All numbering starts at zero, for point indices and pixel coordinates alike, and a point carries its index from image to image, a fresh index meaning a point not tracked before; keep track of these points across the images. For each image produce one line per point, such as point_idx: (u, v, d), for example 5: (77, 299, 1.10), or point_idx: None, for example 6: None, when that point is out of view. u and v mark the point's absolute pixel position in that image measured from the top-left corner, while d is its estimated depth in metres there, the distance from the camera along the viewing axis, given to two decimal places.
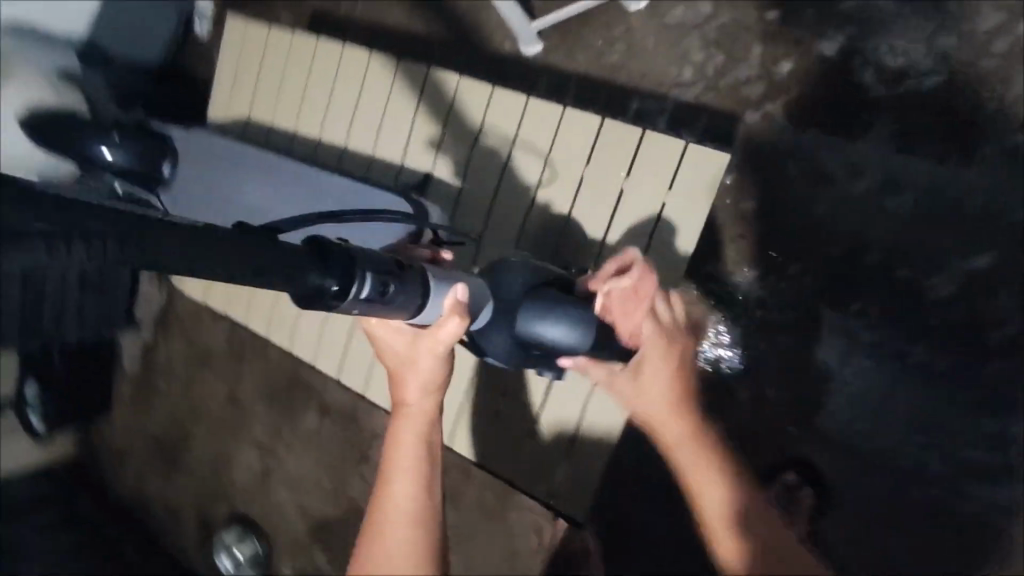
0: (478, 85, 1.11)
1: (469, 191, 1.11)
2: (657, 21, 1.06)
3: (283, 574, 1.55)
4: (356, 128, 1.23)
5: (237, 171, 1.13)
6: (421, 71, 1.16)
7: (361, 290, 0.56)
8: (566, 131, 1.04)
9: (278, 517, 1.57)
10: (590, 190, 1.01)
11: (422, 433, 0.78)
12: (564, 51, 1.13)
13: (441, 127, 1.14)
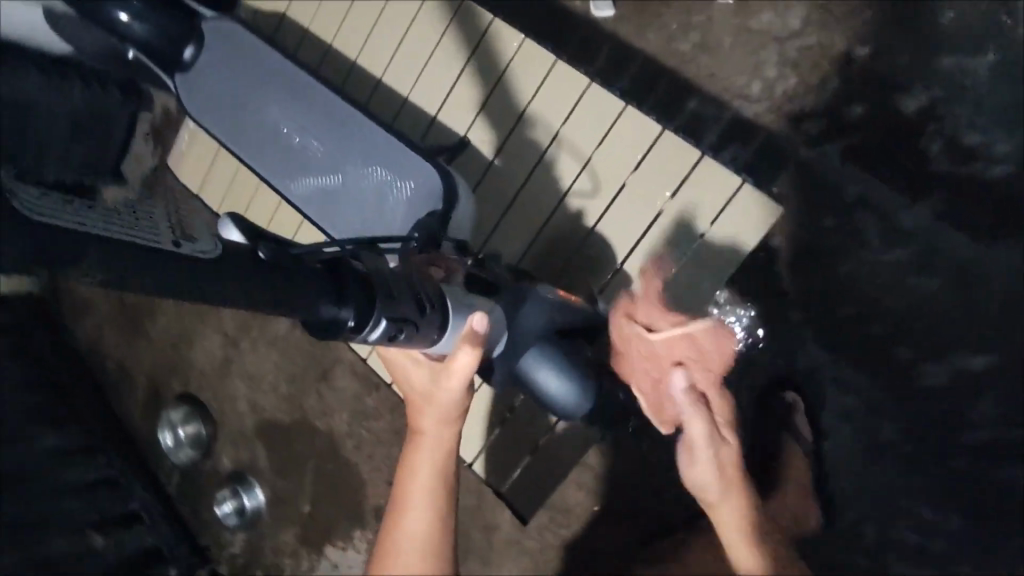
0: (539, 54, 1.02)
1: (503, 166, 1.05)
2: (741, 23, 1.00)
3: (222, 459, 1.58)
4: (402, 64, 1.14)
5: (265, 83, 1.00)
6: (484, 21, 1.07)
7: (371, 331, 0.60)
8: (620, 131, 0.97)
9: (227, 406, 1.57)
10: (632, 202, 0.97)
11: (437, 464, 0.75)
12: (636, 24, 1.05)
13: (489, 90, 1.06)
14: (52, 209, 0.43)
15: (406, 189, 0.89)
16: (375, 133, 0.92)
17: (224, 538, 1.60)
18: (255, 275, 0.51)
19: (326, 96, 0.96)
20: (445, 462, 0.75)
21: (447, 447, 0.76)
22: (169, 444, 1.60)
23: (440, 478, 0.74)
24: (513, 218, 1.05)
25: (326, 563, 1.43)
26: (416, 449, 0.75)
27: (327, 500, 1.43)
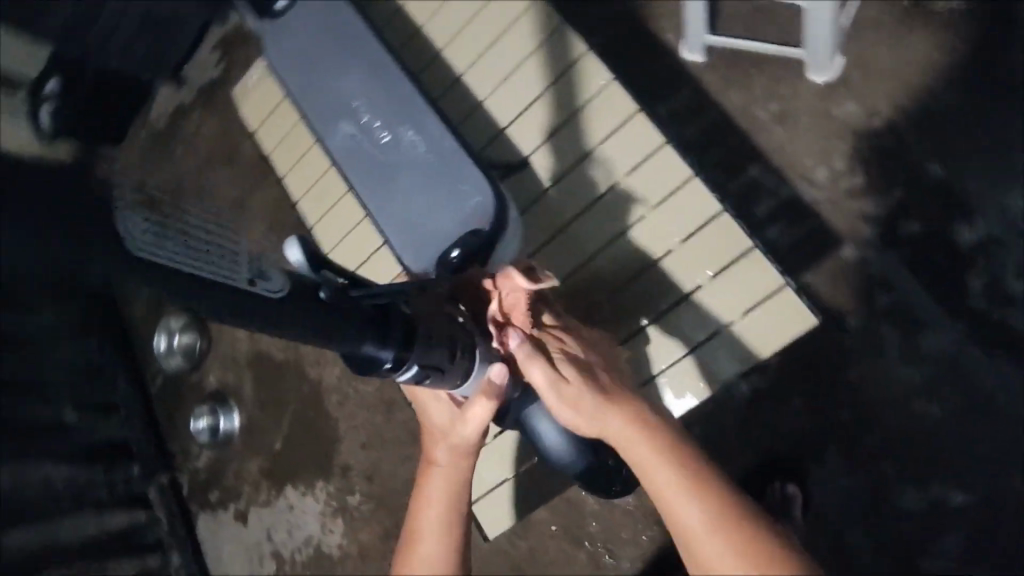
0: (622, 99, 1.00)
1: (557, 197, 1.03)
2: (825, 106, 0.99)
3: (209, 377, 1.62)
4: (482, 62, 1.10)
5: (345, 53, 0.99)
6: (575, 47, 1.04)
7: (404, 373, 0.67)
8: (679, 199, 0.96)
9: (227, 328, 1.60)
10: (674, 272, 0.95)
11: (450, 495, 0.73)
12: (721, 78, 1.04)
13: (563, 119, 1.03)
14: (152, 240, 0.48)
15: (457, 198, 0.89)
16: (440, 133, 0.91)
17: (194, 451, 1.65)
18: (308, 318, 0.56)
19: (401, 83, 0.95)
20: (458, 495, 0.73)
21: (461, 478, 0.74)
22: (162, 348, 1.62)
23: (452, 509, 0.72)
24: (554, 247, 1.02)
25: (285, 501, 1.49)
26: (430, 481, 0.74)
27: (300, 445, 1.47)
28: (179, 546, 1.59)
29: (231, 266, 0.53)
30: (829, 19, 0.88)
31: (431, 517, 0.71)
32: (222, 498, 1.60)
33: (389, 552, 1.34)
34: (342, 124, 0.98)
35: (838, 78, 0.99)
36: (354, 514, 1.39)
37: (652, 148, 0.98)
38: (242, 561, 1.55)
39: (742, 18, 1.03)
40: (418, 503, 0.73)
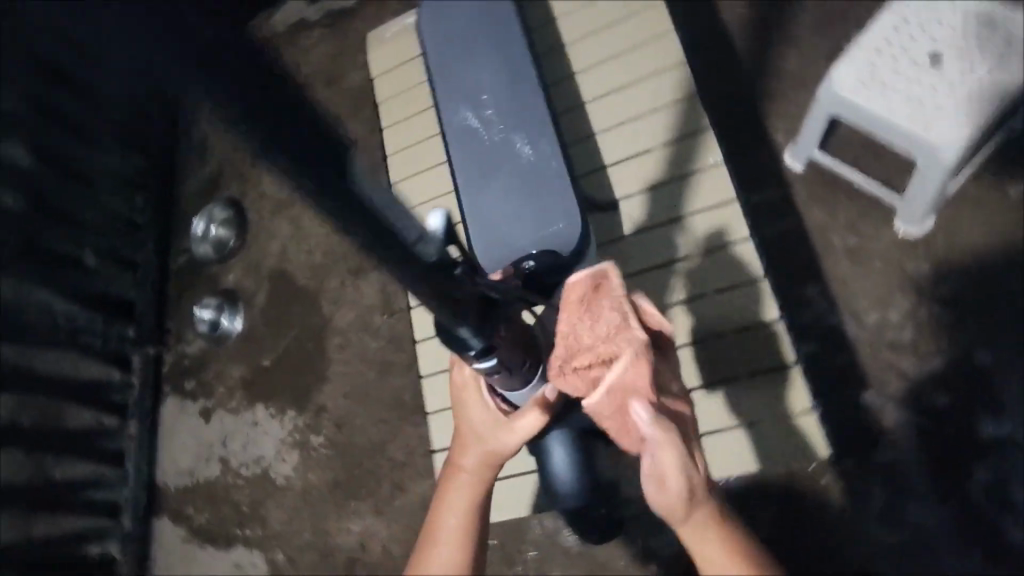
0: (724, 184, 1.03)
1: (633, 247, 1.05)
2: (899, 257, 1.01)
3: (229, 274, 1.65)
4: (607, 98, 1.13)
5: (491, 46, 1.02)
6: (699, 120, 1.07)
7: (481, 361, 0.59)
8: (744, 296, 0.99)
9: (264, 236, 1.63)
10: (712, 359, 0.99)
11: (470, 507, 0.66)
12: (814, 192, 1.05)
13: (666, 179, 1.06)
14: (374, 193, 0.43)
15: (543, 219, 0.90)
16: (550, 152, 0.93)
17: (188, 335, 1.69)
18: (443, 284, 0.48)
19: (533, 94, 0.97)
20: (476, 509, 0.67)
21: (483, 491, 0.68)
22: (198, 232, 1.68)
23: (467, 523, 0.66)
24: None
25: (253, 416, 1.52)
26: (452, 485, 0.68)
27: (287, 370, 1.50)
28: (138, 418, 1.61)
29: (399, 220, 0.45)
30: (933, 189, 0.92)
31: (444, 529, 0.65)
32: (196, 389, 1.63)
33: (328, 502, 1.35)
34: (465, 108, 1.00)
35: (922, 235, 1.00)
36: (311, 453, 1.40)
37: (734, 240, 1.01)
38: (191, 454, 1.59)
39: (854, 145, 1.05)
40: (436, 506, 0.67)
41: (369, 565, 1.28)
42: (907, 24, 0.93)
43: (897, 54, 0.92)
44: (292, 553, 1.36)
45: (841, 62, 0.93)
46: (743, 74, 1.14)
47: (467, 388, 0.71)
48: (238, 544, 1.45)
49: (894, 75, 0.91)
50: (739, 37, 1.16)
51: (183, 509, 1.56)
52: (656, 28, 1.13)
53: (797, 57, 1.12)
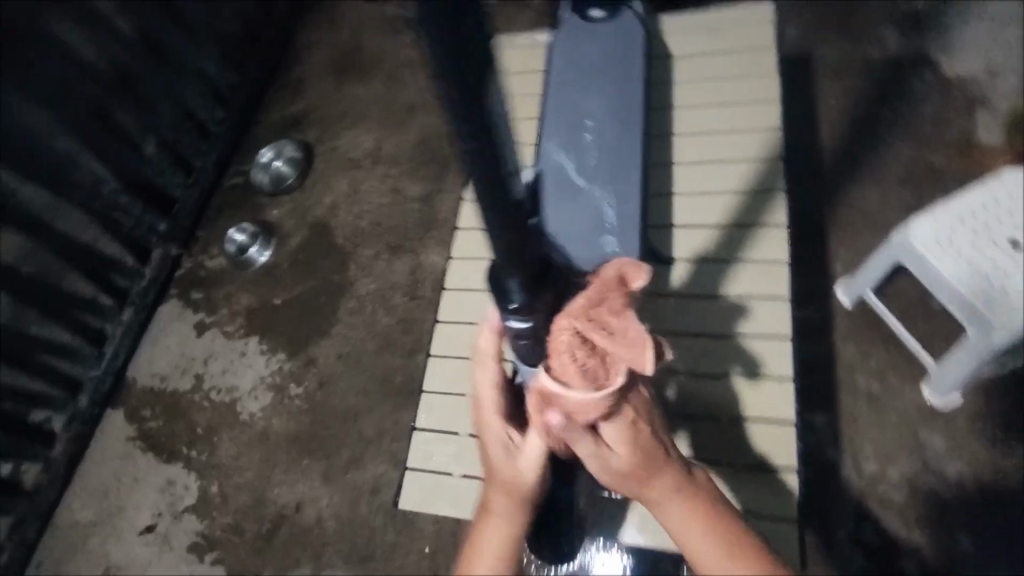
0: (779, 281, 1.05)
1: (671, 307, 1.07)
2: (918, 420, 0.99)
3: (277, 208, 1.68)
4: (693, 167, 1.16)
5: (609, 85, 1.07)
6: (770, 216, 1.10)
7: (515, 320, 0.58)
8: (767, 387, 0.99)
9: (321, 185, 1.67)
10: (713, 436, 0.99)
11: (503, 540, 0.67)
12: (854, 329, 1.06)
13: (720, 257, 1.09)
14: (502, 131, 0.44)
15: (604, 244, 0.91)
16: (632, 193, 0.97)
17: (214, 249, 1.71)
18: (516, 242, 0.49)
19: (634, 139, 1.01)
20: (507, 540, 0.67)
21: (515, 518, 0.67)
22: (262, 160, 1.73)
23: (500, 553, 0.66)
24: None
25: (243, 346, 1.51)
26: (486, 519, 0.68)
27: (293, 314, 1.51)
28: (134, 309, 1.62)
29: (507, 151, 0.46)
30: (969, 366, 0.90)
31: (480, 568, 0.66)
32: (200, 301, 1.64)
33: (282, 453, 1.34)
34: (568, 131, 1.03)
35: (948, 407, 0.99)
36: (286, 400, 1.39)
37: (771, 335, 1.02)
38: (171, 360, 1.58)
39: (906, 299, 1.05)
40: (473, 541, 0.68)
41: (297, 528, 1.25)
42: (997, 200, 0.89)
43: (981, 227, 0.87)
44: (230, 489, 1.34)
45: (926, 214, 0.88)
46: (822, 202, 1.17)
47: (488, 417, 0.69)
48: (178, 461, 1.43)
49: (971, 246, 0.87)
50: (829, 168, 1.20)
51: (139, 409, 1.54)
52: (762, 122, 1.17)
53: (877, 204, 1.15)
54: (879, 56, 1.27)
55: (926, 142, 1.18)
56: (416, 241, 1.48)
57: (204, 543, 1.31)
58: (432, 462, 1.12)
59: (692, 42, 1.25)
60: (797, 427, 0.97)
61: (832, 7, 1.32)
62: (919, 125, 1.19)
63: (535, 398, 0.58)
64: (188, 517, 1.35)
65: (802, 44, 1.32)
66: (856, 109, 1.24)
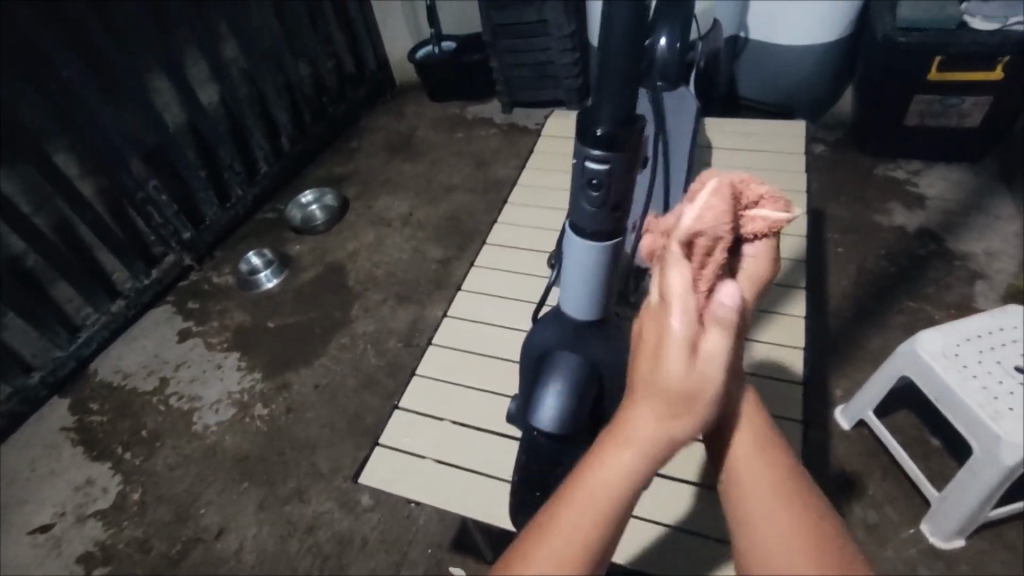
0: (795, 332, 1.04)
1: None
2: (915, 557, 0.91)
3: (300, 243, 1.73)
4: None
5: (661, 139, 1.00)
6: (798, 280, 1.11)
7: (593, 159, 0.47)
8: (771, 427, 0.93)
9: (349, 232, 1.73)
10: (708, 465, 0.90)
11: (630, 475, 0.38)
12: (851, 453, 1.02)
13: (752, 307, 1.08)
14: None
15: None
16: None
17: (225, 268, 1.72)
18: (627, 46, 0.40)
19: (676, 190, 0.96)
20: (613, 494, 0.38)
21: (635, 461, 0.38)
22: (302, 200, 1.82)
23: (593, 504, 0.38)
24: None
25: (221, 360, 1.45)
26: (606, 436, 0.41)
27: (283, 339, 1.46)
28: (126, 303, 1.58)
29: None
30: (977, 496, 0.83)
31: (554, 543, 0.37)
32: (193, 311, 1.60)
33: (222, 473, 1.22)
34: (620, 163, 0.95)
35: (948, 552, 0.91)
36: (246, 419, 1.30)
37: (781, 377, 0.99)
38: (141, 360, 1.50)
39: (906, 433, 1.03)
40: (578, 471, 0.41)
41: (211, 555, 1.11)
42: (1001, 329, 0.90)
43: (989, 347, 0.88)
44: (152, 500, 1.21)
45: (932, 329, 0.91)
46: (826, 331, 1.20)
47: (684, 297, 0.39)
48: (107, 461, 1.30)
49: (979, 363, 0.87)
50: (835, 304, 1.25)
51: (87, 400, 1.44)
52: (793, 207, 1.24)
53: (880, 342, 1.18)
54: (886, 223, 1.39)
55: (926, 300, 1.24)
56: (425, 295, 1.51)
57: (99, 556, 1.15)
58: (407, 440, 0.97)
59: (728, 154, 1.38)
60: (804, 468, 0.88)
61: (843, 182, 1.50)
62: (922, 284, 1.26)
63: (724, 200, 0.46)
64: (93, 523, 1.20)
65: (816, 202, 1.46)
66: (863, 260, 1.32)
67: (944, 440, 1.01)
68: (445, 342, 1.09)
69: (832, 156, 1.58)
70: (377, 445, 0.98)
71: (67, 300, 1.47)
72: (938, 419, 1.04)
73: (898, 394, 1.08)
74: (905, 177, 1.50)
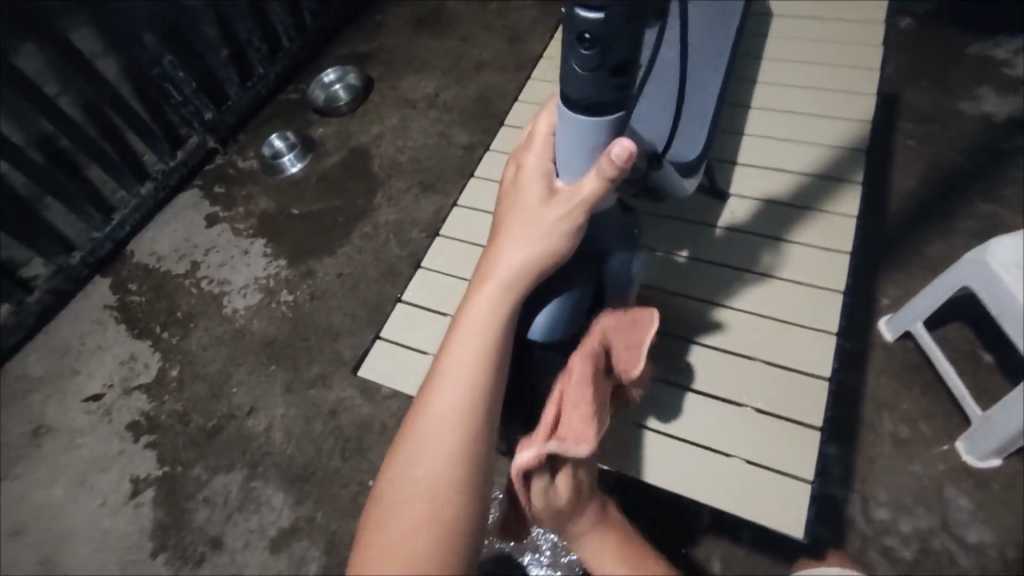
0: (840, 236, 0.93)
1: (716, 241, 0.96)
2: (943, 474, 0.87)
3: (325, 124, 1.65)
4: (772, 114, 1.08)
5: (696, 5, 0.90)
6: (853, 175, 0.99)
7: (586, 6, 0.40)
8: (801, 338, 0.86)
9: (373, 113, 1.64)
10: (720, 383, 0.84)
11: (494, 314, 0.53)
12: (892, 365, 0.96)
13: (787, 203, 0.98)
14: None
15: (693, 144, 0.75)
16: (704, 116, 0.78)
17: (249, 152, 1.66)
18: None
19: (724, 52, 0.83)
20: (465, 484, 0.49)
21: (470, 450, 0.49)
22: (324, 79, 1.72)
23: (442, 498, 0.48)
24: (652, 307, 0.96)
25: (247, 246, 1.45)
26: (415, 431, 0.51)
27: (307, 226, 1.44)
28: (154, 185, 1.56)
29: None
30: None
31: (444, 384, 0.51)
32: (220, 196, 1.58)
33: (251, 354, 1.26)
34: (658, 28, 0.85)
35: (980, 470, 0.87)
36: (272, 305, 1.32)
37: (818, 285, 0.90)
38: (173, 243, 1.52)
39: (957, 347, 0.95)
40: (399, 446, 0.51)
41: (243, 432, 1.17)
42: None
43: None
44: (188, 377, 1.27)
45: (1009, 236, 0.79)
46: (883, 235, 1.09)
47: (490, 271, 0.54)
48: (146, 339, 1.35)
49: None
50: (899, 204, 1.12)
51: (126, 281, 1.47)
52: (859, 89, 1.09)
53: (942, 248, 1.07)
54: (972, 112, 1.21)
55: (1005, 203, 1.10)
56: (449, 184, 1.45)
57: (144, 425, 1.23)
58: (404, 334, 0.96)
59: (789, 28, 1.19)
60: (830, 386, 0.83)
61: (930, 61, 1.29)
62: (1004, 184, 1.12)
63: (605, 168, 0.49)
64: (138, 395, 1.27)
65: (893, 88, 1.27)
66: (939, 154, 1.17)
67: (997, 356, 0.93)
68: (454, 235, 1.04)
69: (922, 29, 1.35)
70: (377, 338, 0.97)
71: (102, 183, 1.50)
72: (996, 333, 0.95)
73: (953, 304, 0.99)
74: (1007, 56, 1.27)
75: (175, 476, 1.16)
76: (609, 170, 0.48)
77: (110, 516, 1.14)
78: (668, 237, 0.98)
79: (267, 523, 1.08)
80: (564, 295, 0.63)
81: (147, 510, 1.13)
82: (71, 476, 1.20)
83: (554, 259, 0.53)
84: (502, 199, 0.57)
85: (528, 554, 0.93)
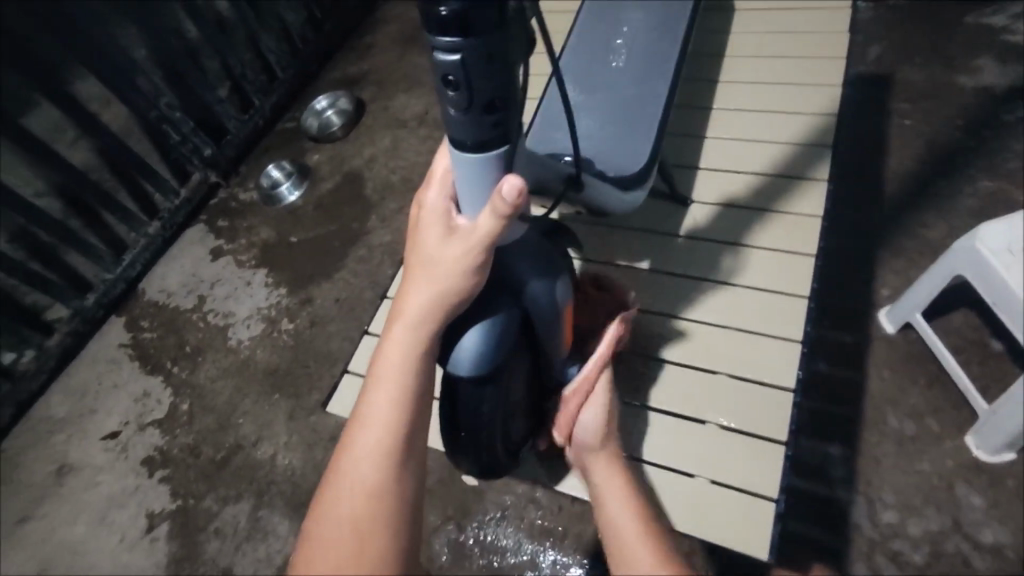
0: (800, 242, 1.01)
1: (682, 251, 1.05)
2: (951, 469, 0.85)
3: (320, 150, 1.68)
4: (736, 124, 1.16)
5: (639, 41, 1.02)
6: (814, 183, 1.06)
7: (444, 47, 0.44)
8: (768, 343, 0.94)
9: (366, 135, 1.66)
10: (694, 395, 0.92)
11: (408, 349, 0.56)
12: (893, 359, 0.94)
13: (747, 206, 1.07)
14: None
15: (635, 157, 0.88)
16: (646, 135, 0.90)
17: (250, 183, 1.69)
18: None
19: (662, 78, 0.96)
20: (387, 521, 0.53)
21: (395, 474, 0.54)
22: (316, 106, 1.75)
23: (371, 521, 0.53)
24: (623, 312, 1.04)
25: (250, 277, 1.48)
26: (340, 470, 0.55)
27: (305, 253, 1.47)
28: (162, 224, 1.59)
29: None
30: None
31: (367, 417, 0.56)
32: (223, 229, 1.61)
33: (256, 384, 1.29)
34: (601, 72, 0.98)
35: (989, 463, 0.84)
36: (274, 333, 1.35)
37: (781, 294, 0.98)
38: (180, 280, 1.55)
39: (962, 335, 0.92)
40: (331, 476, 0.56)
41: (251, 461, 1.19)
42: None
43: None
44: (197, 410, 1.30)
45: (997, 220, 0.77)
46: (880, 222, 1.06)
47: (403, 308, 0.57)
48: (159, 375, 1.39)
49: None
50: (896, 188, 1.08)
51: (138, 318, 1.50)
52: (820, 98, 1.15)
53: (943, 232, 1.03)
54: (969, 83, 1.16)
55: (1010, 178, 1.05)
56: None
57: (158, 460, 1.26)
58: None
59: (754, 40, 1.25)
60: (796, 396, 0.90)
61: (923, 35, 1.24)
62: (1008, 158, 1.07)
63: (496, 208, 0.50)
64: (152, 431, 1.31)
65: (885, 66, 1.23)
66: (936, 132, 1.12)
67: (1005, 342, 0.90)
68: None
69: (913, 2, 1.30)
70: None
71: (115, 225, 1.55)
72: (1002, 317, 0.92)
73: (956, 292, 0.95)
74: (1005, 23, 1.22)
75: (187, 509, 1.19)
76: (500, 210, 0.50)
77: (129, 551, 1.17)
78: (637, 246, 1.07)
79: (274, 552, 1.10)
80: (483, 324, 0.63)
81: (163, 544, 1.16)
82: (94, 513, 1.24)
83: (461, 296, 0.56)
84: (408, 239, 0.59)
85: (529, 572, 0.95)
